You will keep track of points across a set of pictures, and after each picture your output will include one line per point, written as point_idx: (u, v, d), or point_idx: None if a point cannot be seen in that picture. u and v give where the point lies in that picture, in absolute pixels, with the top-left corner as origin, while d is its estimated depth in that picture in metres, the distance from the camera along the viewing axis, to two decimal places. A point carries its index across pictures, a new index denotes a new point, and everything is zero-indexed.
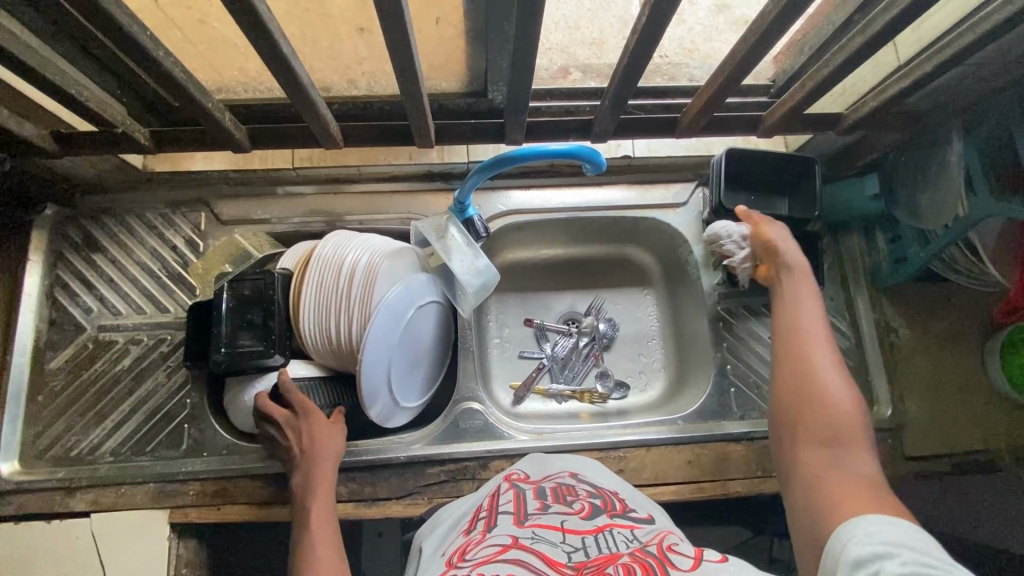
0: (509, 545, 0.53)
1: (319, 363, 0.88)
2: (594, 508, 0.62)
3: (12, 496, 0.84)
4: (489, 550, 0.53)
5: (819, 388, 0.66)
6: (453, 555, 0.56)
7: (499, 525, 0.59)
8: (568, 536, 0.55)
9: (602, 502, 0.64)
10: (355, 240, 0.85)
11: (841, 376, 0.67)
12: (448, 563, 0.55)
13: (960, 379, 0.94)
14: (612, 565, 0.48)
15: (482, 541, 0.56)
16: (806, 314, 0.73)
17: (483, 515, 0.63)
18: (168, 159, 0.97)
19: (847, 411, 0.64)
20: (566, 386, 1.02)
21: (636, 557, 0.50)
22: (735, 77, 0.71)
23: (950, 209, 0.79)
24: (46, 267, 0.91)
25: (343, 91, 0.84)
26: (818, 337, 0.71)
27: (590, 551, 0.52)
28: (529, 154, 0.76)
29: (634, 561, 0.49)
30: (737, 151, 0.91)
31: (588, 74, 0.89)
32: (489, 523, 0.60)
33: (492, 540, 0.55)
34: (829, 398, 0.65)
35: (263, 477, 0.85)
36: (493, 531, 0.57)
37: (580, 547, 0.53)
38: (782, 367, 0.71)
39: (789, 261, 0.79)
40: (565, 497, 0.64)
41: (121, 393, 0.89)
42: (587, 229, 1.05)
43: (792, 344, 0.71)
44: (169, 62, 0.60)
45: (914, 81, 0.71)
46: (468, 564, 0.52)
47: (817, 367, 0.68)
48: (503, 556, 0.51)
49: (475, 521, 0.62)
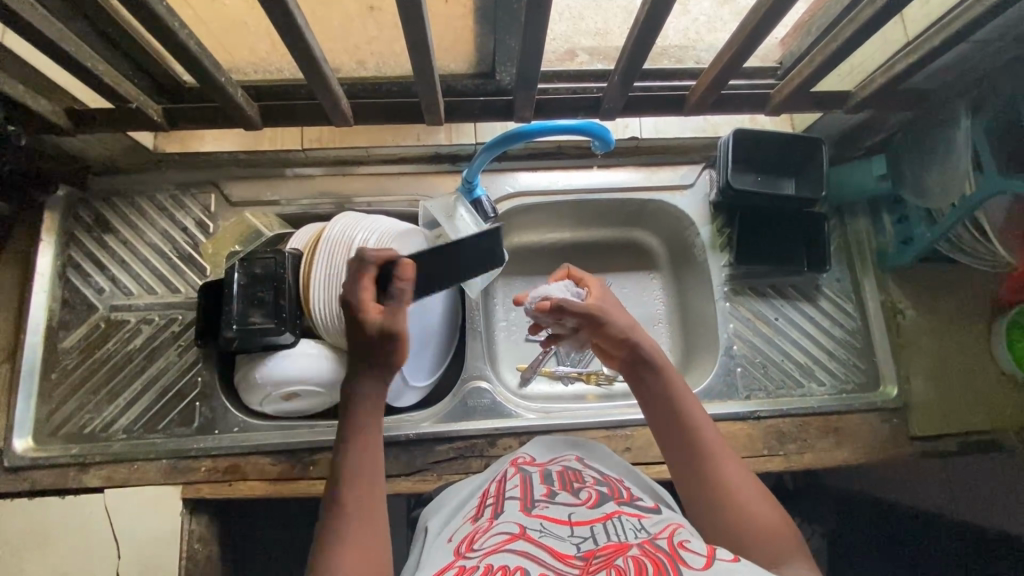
0: (518, 535, 0.53)
1: (329, 342, 0.86)
2: (602, 495, 0.61)
3: (27, 472, 0.85)
4: (497, 539, 0.53)
5: (732, 496, 0.58)
6: (460, 544, 0.55)
7: (506, 511, 0.58)
8: (576, 528, 0.55)
9: (609, 490, 0.63)
10: (363, 222, 0.86)
11: (743, 472, 0.61)
12: (455, 552, 0.54)
13: (966, 357, 0.95)
14: (622, 557, 0.48)
15: (489, 529, 0.56)
16: (686, 403, 0.64)
17: (489, 502, 0.62)
18: (179, 139, 0.97)
19: (769, 516, 0.57)
20: (573, 368, 1.03)
21: (646, 551, 0.49)
22: (742, 54, 0.71)
23: (958, 188, 0.79)
24: (59, 247, 0.92)
25: (352, 72, 0.85)
26: (710, 431, 0.63)
27: (598, 539, 0.53)
28: (539, 130, 0.78)
29: (644, 555, 0.48)
30: (743, 131, 0.92)
31: (595, 56, 0.91)
32: (497, 510, 0.59)
33: (500, 528, 0.55)
34: (744, 506, 0.58)
35: (274, 454, 0.87)
36: (500, 518, 0.57)
37: (589, 537, 0.54)
38: (689, 478, 0.61)
39: (644, 347, 0.67)
40: (572, 485, 0.64)
41: (133, 371, 0.90)
42: (593, 212, 1.05)
43: (688, 447, 0.62)
44: (185, 35, 0.61)
45: (921, 57, 0.71)
46: (477, 554, 0.51)
47: (724, 470, 0.60)
48: (512, 546, 0.52)
49: (482, 508, 0.62)
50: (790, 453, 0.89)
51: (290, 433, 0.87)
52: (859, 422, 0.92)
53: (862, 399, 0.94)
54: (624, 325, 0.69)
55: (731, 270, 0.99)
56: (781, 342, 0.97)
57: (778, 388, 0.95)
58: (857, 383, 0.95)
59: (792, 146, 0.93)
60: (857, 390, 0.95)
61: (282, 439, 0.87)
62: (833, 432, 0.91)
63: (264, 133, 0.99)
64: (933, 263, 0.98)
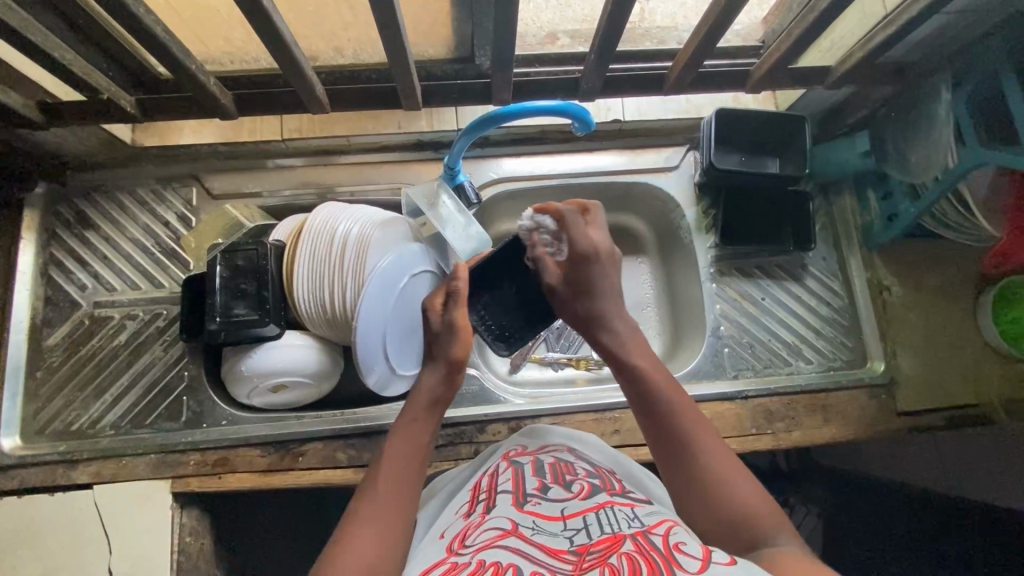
0: (510, 531, 0.53)
1: (314, 333, 0.86)
2: (593, 487, 0.61)
3: (14, 470, 0.84)
4: (489, 535, 0.53)
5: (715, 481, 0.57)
6: (453, 541, 0.55)
7: (498, 506, 0.58)
8: (569, 520, 0.55)
9: (601, 481, 0.63)
10: (347, 211, 0.85)
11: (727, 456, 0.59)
12: (447, 550, 0.54)
13: (950, 333, 0.95)
14: (615, 555, 0.48)
15: (481, 524, 0.56)
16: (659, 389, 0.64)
17: (482, 497, 0.62)
18: (158, 134, 0.96)
19: (754, 499, 0.56)
20: (563, 354, 1.04)
21: (640, 547, 0.49)
22: (718, 31, 0.71)
23: (939, 159, 0.79)
24: (40, 245, 0.91)
25: (330, 60, 0.84)
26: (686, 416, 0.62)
27: (591, 532, 0.52)
28: (517, 112, 0.78)
29: (637, 552, 0.48)
30: (726, 110, 0.91)
31: (576, 39, 0.88)
32: (489, 505, 0.59)
33: (492, 524, 0.55)
34: (727, 490, 0.56)
35: (263, 446, 0.87)
36: (493, 512, 0.57)
37: (582, 529, 0.53)
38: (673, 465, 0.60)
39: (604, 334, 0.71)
40: (563, 477, 0.63)
41: (119, 367, 0.89)
42: (580, 197, 1.05)
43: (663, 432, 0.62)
44: (150, 20, 0.61)
45: (899, 28, 0.71)
46: (469, 550, 0.52)
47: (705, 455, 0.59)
48: (504, 542, 0.52)
49: (475, 504, 0.61)
50: (779, 431, 0.90)
51: (278, 425, 0.87)
52: (846, 399, 0.92)
53: (850, 376, 0.94)
54: (595, 312, 0.72)
55: (717, 251, 0.99)
56: (768, 321, 0.98)
57: (766, 367, 0.95)
58: (843, 360, 0.96)
59: (776, 125, 0.93)
60: (845, 367, 0.95)
61: (270, 431, 0.87)
62: (821, 409, 0.91)
63: (242, 123, 0.97)
64: (920, 238, 0.98)
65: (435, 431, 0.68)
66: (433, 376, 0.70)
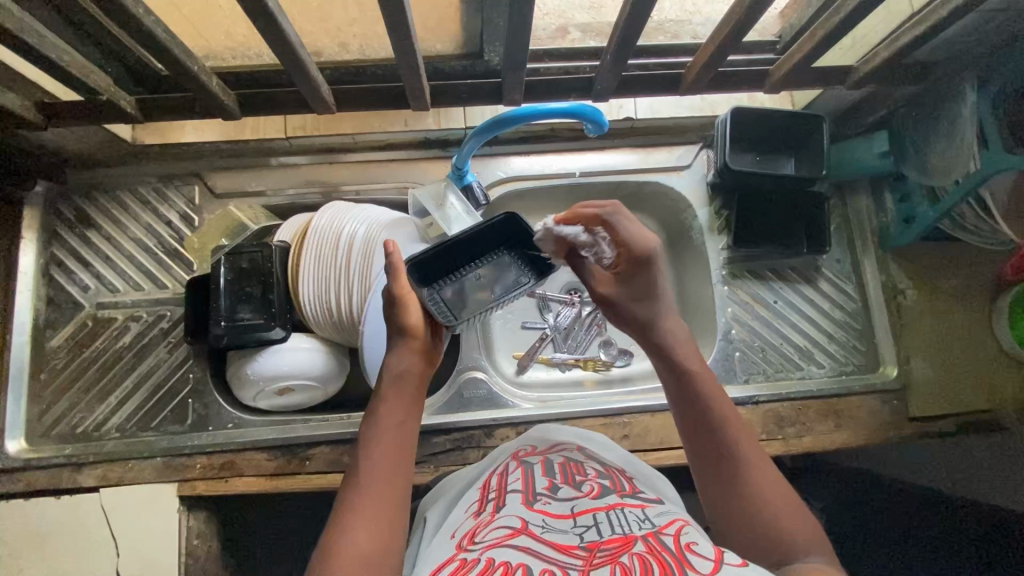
0: (520, 530, 0.52)
1: (321, 336, 0.85)
2: (604, 488, 0.59)
3: (20, 474, 0.84)
4: (499, 532, 0.52)
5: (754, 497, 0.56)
6: (462, 538, 0.53)
7: (508, 504, 0.57)
8: (579, 518, 0.53)
9: (611, 482, 0.60)
10: (353, 212, 0.83)
11: (770, 479, 0.57)
12: (456, 547, 0.52)
13: (967, 338, 0.94)
14: (626, 554, 0.47)
15: (491, 522, 0.54)
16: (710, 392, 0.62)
17: (491, 496, 0.60)
18: (158, 131, 0.93)
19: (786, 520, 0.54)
20: (570, 355, 1.02)
21: (652, 548, 0.47)
22: (738, 33, 0.69)
23: (962, 164, 0.76)
24: (41, 244, 0.90)
25: (335, 56, 0.80)
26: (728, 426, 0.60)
27: (602, 530, 0.51)
28: (529, 114, 0.78)
29: (649, 553, 0.47)
30: (742, 109, 0.88)
31: (587, 33, 0.85)
32: (498, 503, 0.58)
33: (502, 521, 0.54)
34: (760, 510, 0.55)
35: (269, 451, 0.86)
36: (502, 512, 0.56)
37: (592, 527, 0.52)
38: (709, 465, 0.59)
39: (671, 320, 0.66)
40: (574, 478, 0.61)
41: (123, 369, 0.88)
42: (590, 196, 1.02)
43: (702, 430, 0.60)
44: (150, 21, 0.58)
45: (928, 28, 0.69)
46: (478, 548, 0.50)
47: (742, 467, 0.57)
48: (513, 541, 0.50)
49: (485, 502, 0.60)
50: (789, 437, 0.89)
51: (284, 428, 0.87)
52: (857, 404, 0.91)
53: (861, 381, 0.93)
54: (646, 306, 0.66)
55: (729, 253, 0.98)
56: (780, 323, 0.96)
57: (775, 370, 0.94)
58: (855, 365, 0.95)
59: (793, 122, 0.90)
60: (856, 371, 0.94)
61: (276, 435, 0.86)
62: (832, 415, 0.90)
63: (246, 121, 0.93)
64: (936, 241, 0.97)
65: (415, 407, 0.63)
66: (396, 355, 0.64)
